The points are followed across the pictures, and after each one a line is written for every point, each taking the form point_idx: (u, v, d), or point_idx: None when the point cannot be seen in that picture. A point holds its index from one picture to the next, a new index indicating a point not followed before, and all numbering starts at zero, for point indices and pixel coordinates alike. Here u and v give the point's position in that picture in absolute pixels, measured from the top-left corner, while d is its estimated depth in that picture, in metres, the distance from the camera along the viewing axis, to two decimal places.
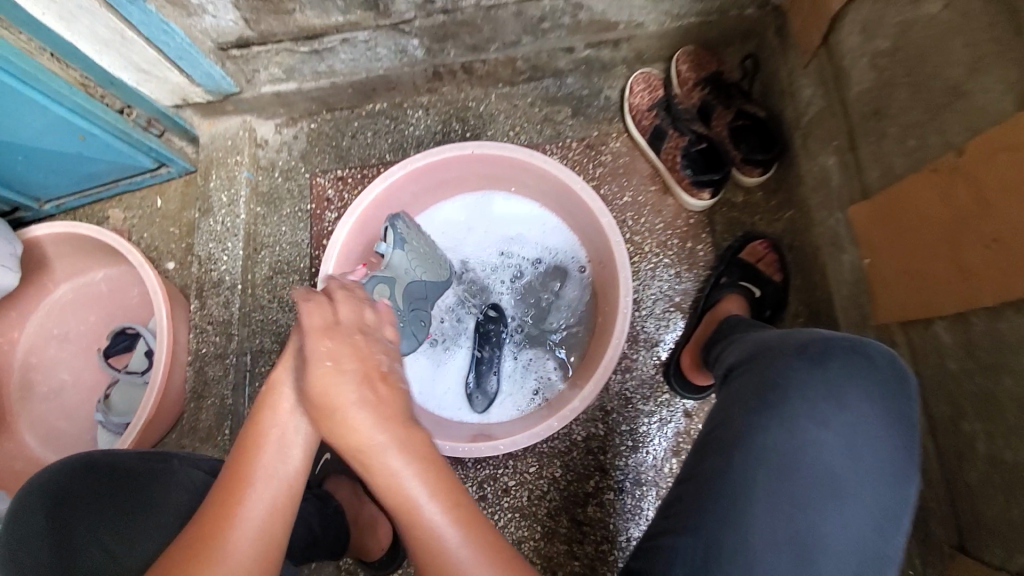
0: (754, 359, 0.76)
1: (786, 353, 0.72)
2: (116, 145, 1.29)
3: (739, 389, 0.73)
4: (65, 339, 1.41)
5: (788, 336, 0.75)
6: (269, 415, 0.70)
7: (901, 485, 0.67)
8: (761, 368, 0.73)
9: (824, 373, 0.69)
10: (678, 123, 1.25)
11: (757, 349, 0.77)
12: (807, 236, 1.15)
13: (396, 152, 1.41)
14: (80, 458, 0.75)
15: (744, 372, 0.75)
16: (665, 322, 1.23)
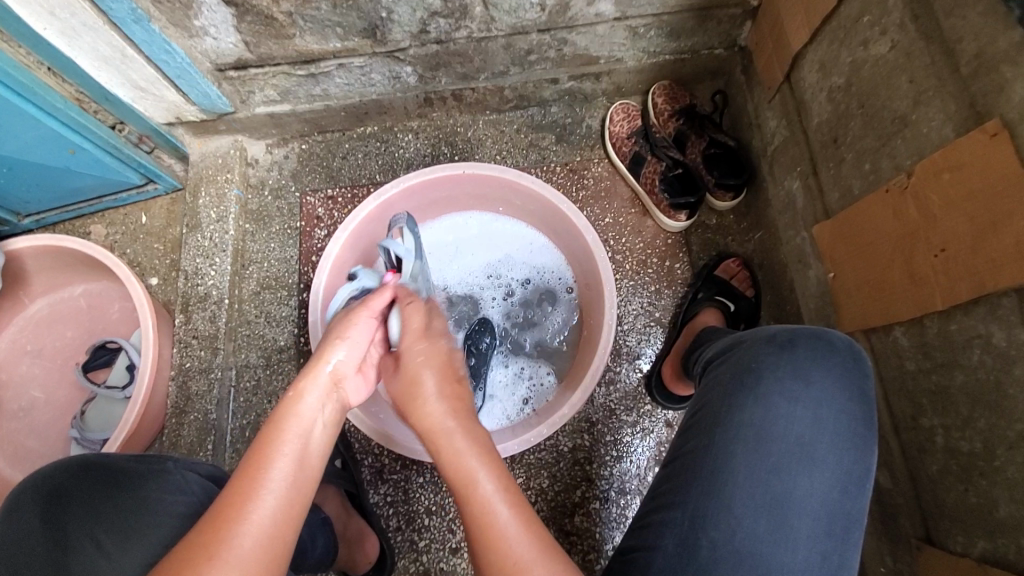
0: (731, 351, 0.82)
1: (757, 341, 0.78)
2: (105, 160, 1.30)
3: (717, 376, 0.79)
4: (40, 355, 1.37)
5: (759, 329, 0.81)
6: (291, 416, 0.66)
7: (868, 457, 0.71)
8: (737, 357, 0.78)
9: (792, 355, 0.74)
10: (656, 149, 1.32)
11: (735, 342, 0.83)
12: (776, 254, 1.24)
13: (386, 173, 1.46)
14: (77, 458, 0.74)
15: (722, 362, 0.81)
16: (646, 337, 1.29)
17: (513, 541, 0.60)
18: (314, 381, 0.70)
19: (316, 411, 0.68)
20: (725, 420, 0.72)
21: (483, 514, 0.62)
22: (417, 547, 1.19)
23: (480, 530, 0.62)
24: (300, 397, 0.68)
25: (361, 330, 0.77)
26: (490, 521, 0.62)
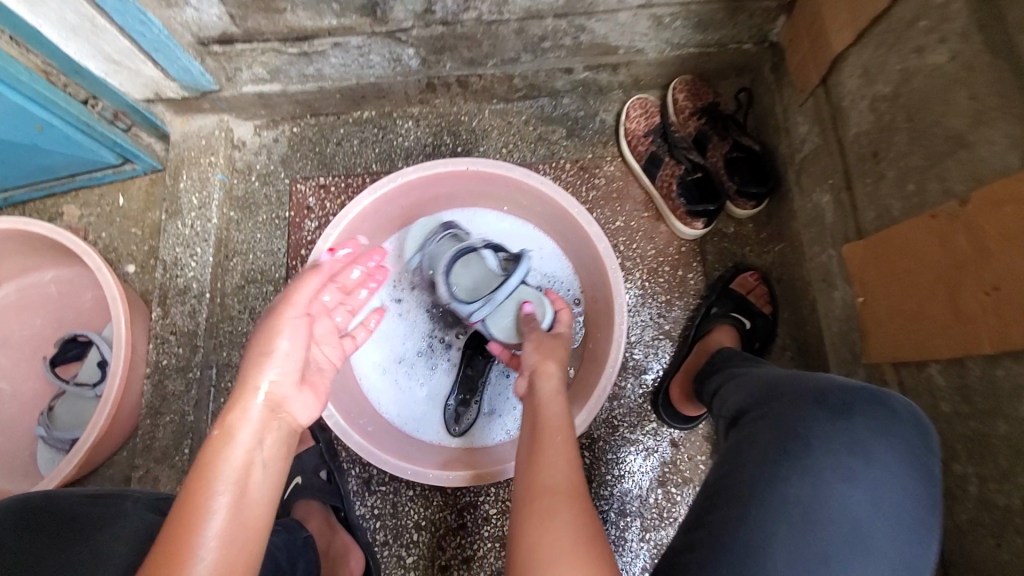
0: (768, 399, 0.74)
1: (807, 398, 0.70)
2: (77, 138, 1.19)
3: (755, 432, 0.70)
4: (5, 344, 1.28)
5: (798, 377, 0.74)
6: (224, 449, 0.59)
7: (926, 552, 0.63)
8: (777, 411, 0.71)
9: (849, 424, 0.66)
10: (674, 150, 1.24)
11: (770, 387, 0.76)
12: (798, 270, 1.16)
13: (383, 163, 1.36)
14: (17, 500, 0.65)
15: (761, 413, 0.72)
16: (653, 350, 1.22)
17: (553, 472, 0.73)
18: (245, 415, 0.61)
19: (254, 448, 0.60)
20: (768, 492, 0.63)
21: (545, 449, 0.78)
22: (405, 563, 1.12)
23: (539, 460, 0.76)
24: (233, 437, 0.60)
25: (293, 331, 0.67)
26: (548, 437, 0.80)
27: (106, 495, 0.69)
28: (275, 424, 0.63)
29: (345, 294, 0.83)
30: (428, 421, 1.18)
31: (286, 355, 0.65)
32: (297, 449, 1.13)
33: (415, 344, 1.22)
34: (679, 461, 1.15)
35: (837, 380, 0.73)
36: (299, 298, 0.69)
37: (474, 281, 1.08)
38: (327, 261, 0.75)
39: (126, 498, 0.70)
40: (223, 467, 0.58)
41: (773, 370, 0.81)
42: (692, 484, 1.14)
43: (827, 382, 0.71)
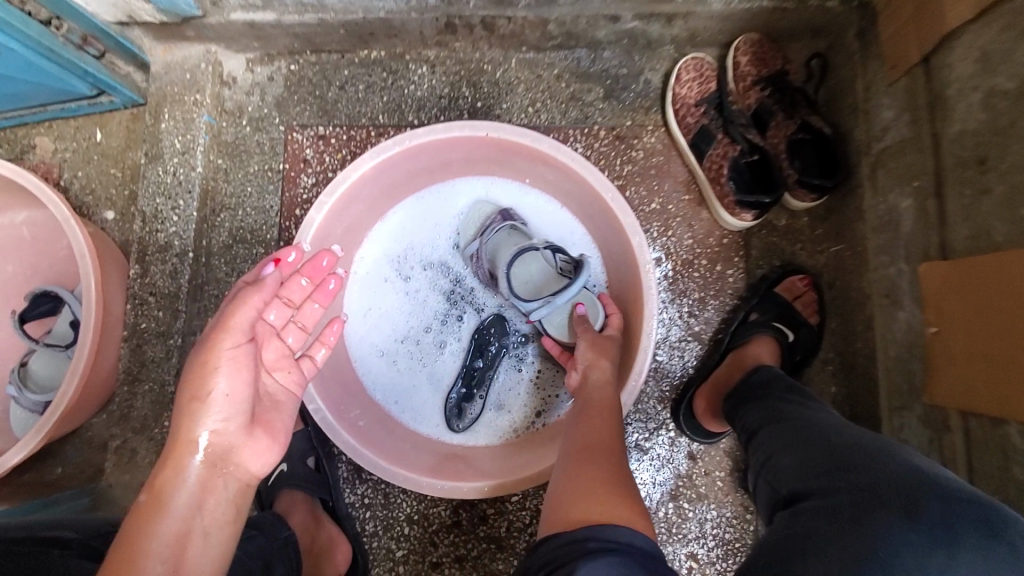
0: (835, 478, 0.58)
1: (894, 499, 0.53)
2: (42, 65, 1.03)
3: (812, 523, 0.55)
4: None
5: (867, 442, 0.60)
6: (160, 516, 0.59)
7: None
8: (845, 500, 0.55)
9: (945, 559, 0.49)
10: (730, 126, 1.08)
11: (837, 456, 0.60)
12: (855, 278, 1.02)
13: (391, 114, 1.19)
14: None
15: (827, 499, 0.56)
16: (679, 352, 1.09)
17: (593, 435, 0.78)
18: (181, 474, 0.62)
19: (190, 511, 0.60)
20: None
21: (588, 419, 0.82)
22: (394, 556, 1.06)
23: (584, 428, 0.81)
24: (163, 502, 0.60)
25: (232, 368, 0.65)
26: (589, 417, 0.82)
27: (29, 536, 0.53)
28: (218, 478, 0.63)
29: (294, 311, 0.74)
30: (426, 414, 1.06)
31: (226, 396, 0.64)
32: None
33: (416, 326, 1.08)
34: (695, 475, 1.05)
35: (926, 469, 0.56)
36: (237, 326, 0.65)
37: (532, 278, 0.99)
38: (272, 276, 0.69)
39: (54, 545, 0.54)
40: (150, 539, 0.57)
41: (839, 427, 0.66)
42: (709, 500, 1.04)
43: (919, 474, 0.55)
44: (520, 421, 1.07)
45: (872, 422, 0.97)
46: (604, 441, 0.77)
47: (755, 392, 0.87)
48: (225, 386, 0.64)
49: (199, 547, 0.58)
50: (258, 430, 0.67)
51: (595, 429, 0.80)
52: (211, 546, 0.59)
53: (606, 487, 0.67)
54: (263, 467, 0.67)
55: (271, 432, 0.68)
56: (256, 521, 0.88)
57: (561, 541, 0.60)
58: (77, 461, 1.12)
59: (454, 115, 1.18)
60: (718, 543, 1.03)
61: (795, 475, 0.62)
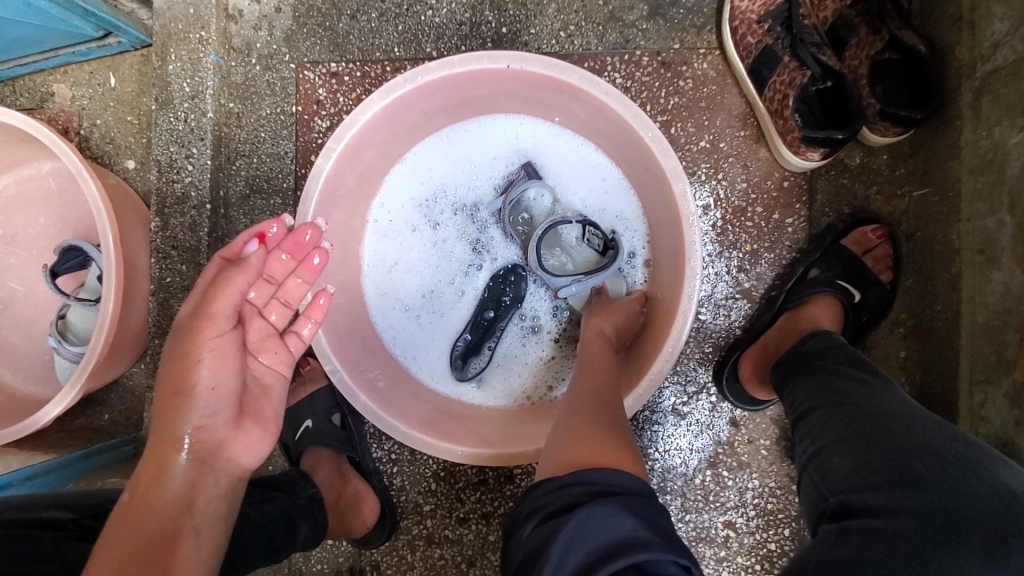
0: (900, 497, 0.52)
1: (976, 540, 0.48)
2: (40, 5, 0.93)
3: (863, 551, 0.51)
4: None
5: (940, 451, 0.55)
6: (149, 516, 0.60)
7: None
8: (911, 529, 0.50)
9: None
10: (799, 47, 0.90)
11: (904, 468, 0.54)
12: (942, 229, 0.87)
13: (407, 45, 1.07)
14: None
15: (887, 522, 0.51)
16: (725, 311, 0.98)
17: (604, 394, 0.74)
18: (168, 471, 0.63)
19: (179, 508, 0.62)
20: None
21: (584, 375, 0.79)
22: (422, 510, 1.06)
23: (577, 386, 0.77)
24: (150, 501, 0.61)
25: (216, 356, 0.66)
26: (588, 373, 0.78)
27: (26, 523, 0.61)
28: (208, 473, 0.65)
29: (276, 288, 0.74)
30: (442, 371, 1.01)
31: (213, 389, 0.65)
32: (309, 388, 1.03)
33: (435, 279, 1.02)
34: (737, 443, 0.98)
35: (1022, 497, 0.50)
36: (220, 313, 0.66)
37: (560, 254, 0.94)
38: (256, 256, 0.68)
39: (47, 528, 0.61)
40: (137, 536, 0.58)
41: (911, 427, 0.58)
42: (751, 469, 0.97)
43: (1013, 504, 0.49)
44: (536, 383, 1.01)
45: (945, 394, 0.86)
46: (598, 394, 0.73)
47: (811, 365, 0.77)
48: (211, 376, 0.65)
49: (191, 544, 0.60)
50: (248, 423, 0.70)
51: (584, 386, 0.76)
52: (201, 543, 0.61)
53: (588, 439, 0.64)
54: (253, 460, 0.69)
55: (262, 424, 0.71)
56: (283, 478, 0.88)
57: (551, 489, 0.58)
58: (122, 409, 1.14)
59: (477, 44, 1.05)
60: (759, 513, 0.97)
61: (870, 488, 0.55)
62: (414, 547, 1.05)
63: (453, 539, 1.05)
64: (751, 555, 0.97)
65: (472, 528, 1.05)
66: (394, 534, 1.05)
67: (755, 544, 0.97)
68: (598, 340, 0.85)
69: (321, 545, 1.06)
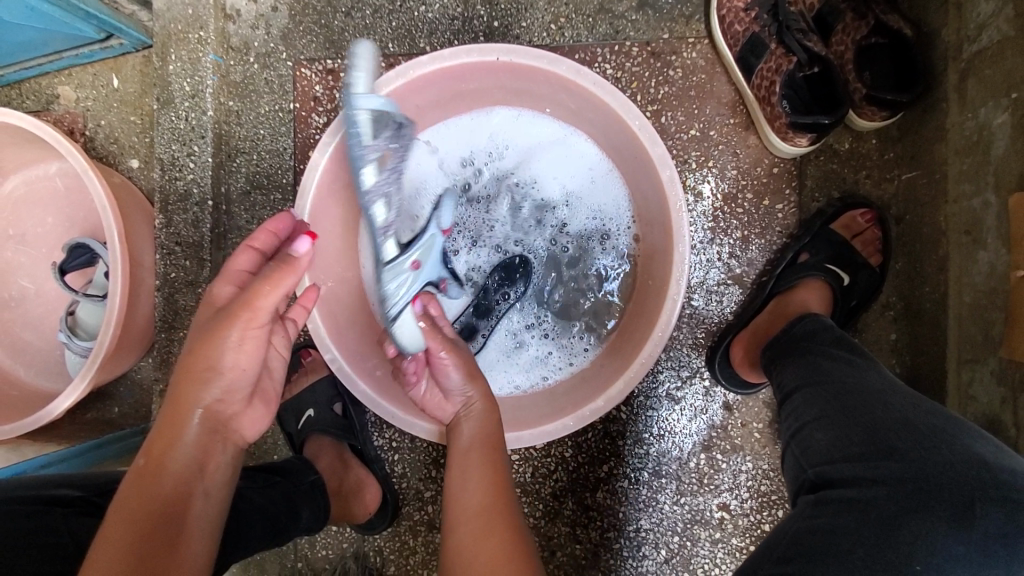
0: (874, 468, 0.54)
1: (945, 505, 0.50)
2: (42, 8, 0.95)
3: (839, 519, 0.53)
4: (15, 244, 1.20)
5: (911, 419, 0.57)
6: (161, 477, 0.62)
7: None
8: (884, 497, 0.52)
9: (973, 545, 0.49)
10: (784, 34, 0.91)
11: (879, 440, 0.56)
12: (929, 212, 0.89)
13: (401, 41, 1.09)
14: None
15: (861, 492, 0.53)
16: (717, 297, 0.99)
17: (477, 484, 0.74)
18: (179, 435, 0.64)
19: (191, 470, 0.64)
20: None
21: (467, 473, 0.76)
22: (423, 496, 1.08)
23: (457, 490, 0.75)
24: (160, 465, 0.62)
25: (248, 343, 0.68)
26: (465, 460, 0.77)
27: (34, 500, 0.64)
28: (220, 443, 0.67)
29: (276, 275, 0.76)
30: None
31: (237, 370, 0.67)
32: (310, 379, 1.06)
33: None
34: (731, 426, 0.99)
35: (991, 463, 0.51)
36: (264, 313, 0.67)
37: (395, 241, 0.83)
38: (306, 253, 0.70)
39: (57, 505, 0.65)
40: (150, 496, 0.60)
41: (889, 402, 0.60)
42: (744, 452, 0.99)
43: (982, 470, 0.51)
44: (526, 375, 1.01)
45: (934, 374, 0.87)
46: (480, 502, 0.73)
47: (800, 346, 0.78)
48: (237, 359, 0.67)
49: (200, 505, 0.63)
50: (257, 402, 0.73)
51: (469, 488, 0.74)
52: (209, 504, 0.64)
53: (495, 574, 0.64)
54: (254, 434, 0.73)
55: (267, 402, 0.75)
56: (285, 465, 0.90)
57: None
58: (131, 402, 1.17)
59: (469, 38, 1.06)
60: (753, 495, 0.99)
61: (847, 459, 0.57)
62: (416, 533, 1.08)
63: None
64: (746, 537, 0.99)
65: None
66: (396, 520, 1.08)
67: (750, 526, 0.99)
68: (477, 403, 0.82)
69: (325, 531, 1.09)
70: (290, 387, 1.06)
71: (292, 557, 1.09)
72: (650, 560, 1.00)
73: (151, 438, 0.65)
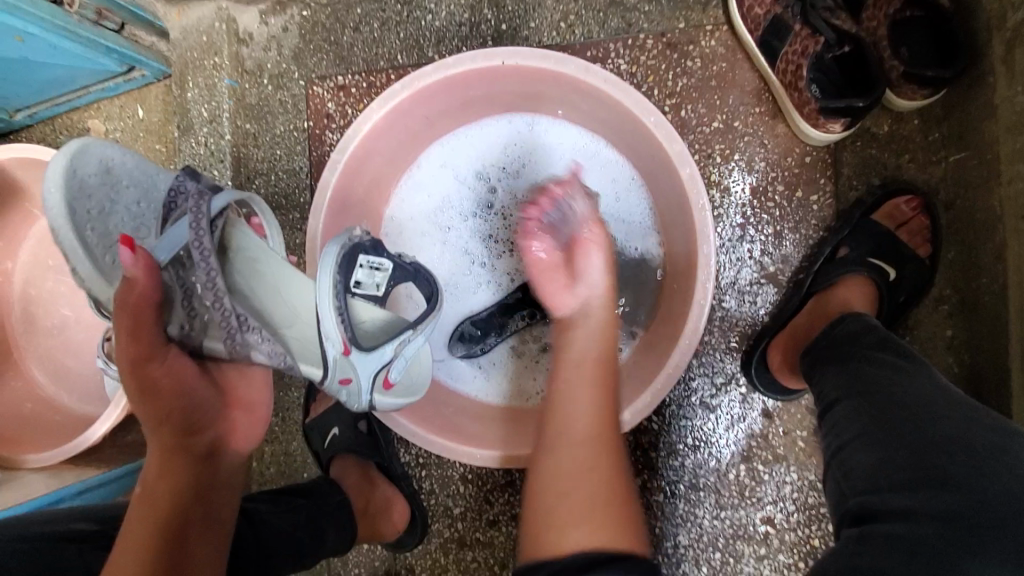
0: (924, 497, 0.49)
1: (1005, 545, 0.45)
2: (64, 46, 0.98)
3: (885, 557, 0.47)
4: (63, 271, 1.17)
5: (966, 441, 0.51)
6: (154, 501, 0.59)
7: None
8: (935, 534, 0.46)
9: None
10: (809, 13, 0.84)
11: (929, 463, 0.51)
12: (984, 194, 0.81)
13: (410, 52, 1.07)
14: None
15: (910, 527, 0.48)
16: (751, 297, 0.93)
17: (574, 405, 0.66)
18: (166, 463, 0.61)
19: (184, 492, 0.60)
20: None
21: (573, 390, 0.67)
22: (452, 513, 1.06)
23: (567, 407, 0.66)
24: (152, 492, 0.59)
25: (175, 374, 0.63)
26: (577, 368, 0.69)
27: (52, 534, 0.64)
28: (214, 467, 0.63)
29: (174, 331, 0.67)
30: (460, 369, 1.00)
31: (187, 405, 0.63)
32: (334, 397, 1.05)
33: (447, 272, 1.01)
34: (772, 435, 0.93)
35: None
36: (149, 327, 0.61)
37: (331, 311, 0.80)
38: (135, 261, 0.59)
39: (71, 541, 0.65)
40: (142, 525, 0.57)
41: (939, 418, 0.54)
42: (788, 462, 0.93)
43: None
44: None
45: (996, 374, 0.79)
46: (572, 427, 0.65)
47: (844, 348, 0.72)
48: (170, 383, 0.62)
49: (199, 528, 0.59)
50: (239, 412, 0.69)
51: (578, 406, 0.66)
52: (208, 526, 0.60)
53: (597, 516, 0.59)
54: (252, 441, 0.69)
55: (252, 410, 0.71)
56: (307, 488, 0.88)
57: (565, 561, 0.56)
58: None
59: (477, 44, 1.04)
60: (800, 508, 0.92)
61: (897, 492, 0.51)
62: (447, 550, 1.06)
63: (484, 541, 1.05)
64: (794, 552, 0.93)
65: (502, 529, 1.04)
66: (426, 537, 1.06)
67: (797, 540, 0.93)
68: (596, 307, 0.75)
69: (357, 549, 1.08)
70: (316, 406, 1.06)
71: None
72: None
73: (140, 480, 0.62)
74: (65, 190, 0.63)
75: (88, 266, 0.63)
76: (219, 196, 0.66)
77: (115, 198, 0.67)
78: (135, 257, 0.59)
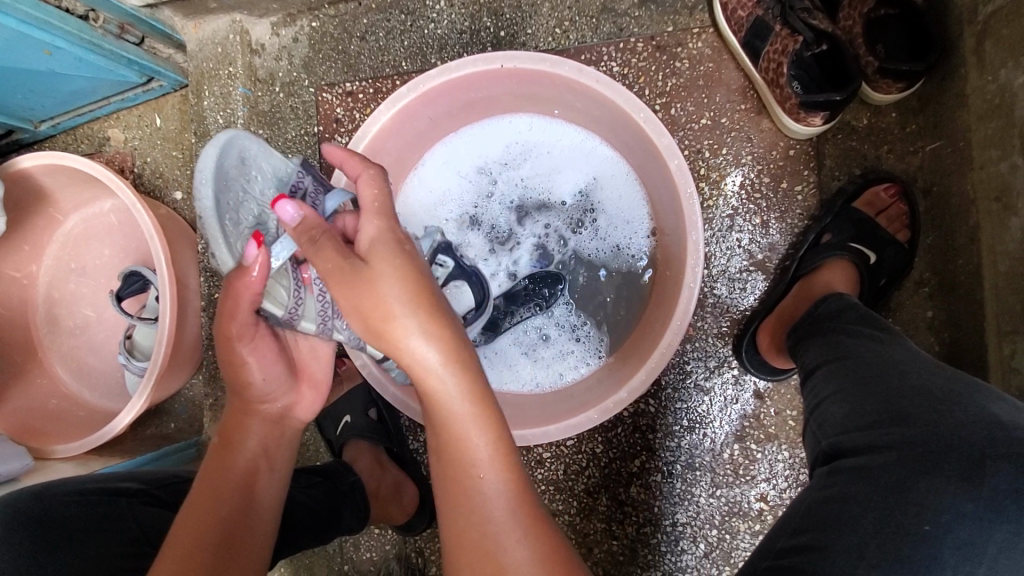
0: (885, 434, 0.56)
1: (954, 465, 0.51)
2: (89, 58, 1.04)
3: (848, 487, 0.55)
4: (84, 274, 1.22)
5: (925, 387, 0.57)
6: (231, 453, 0.69)
7: None
8: (895, 461, 0.53)
9: (978, 508, 0.50)
10: (788, 14, 0.90)
11: (892, 406, 0.57)
12: (959, 180, 0.86)
13: (414, 59, 1.13)
14: (29, 491, 0.69)
15: (871, 458, 0.55)
16: (741, 285, 0.98)
17: (475, 447, 0.58)
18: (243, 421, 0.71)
19: (257, 452, 0.70)
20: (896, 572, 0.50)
21: (469, 442, 0.58)
22: None
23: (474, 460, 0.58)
24: (233, 444, 0.70)
25: (257, 346, 0.71)
26: (455, 422, 0.58)
27: (102, 490, 0.71)
28: (275, 432, 0.73)
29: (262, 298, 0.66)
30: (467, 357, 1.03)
31: (263, 375, 0.72)
32: (346, 387, 1.10)
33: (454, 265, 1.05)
34: (764, 415, 0.97)
35: (1008, 423, 0.52)
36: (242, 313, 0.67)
37: None
38: (259, 255, 0.60)
39: (121, 495, 0.72)
40: (224, 472, 0.67)
41: (906, 370, 0.60)
42: (780, 441, 0.97)
43: (994, 429, 0.51)
44: (547, 373, 1.02)
45: (973, 349, 0.83)
46: (484, 510, 0.57)
47: (825, 325, 0.77)
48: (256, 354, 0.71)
49: (265, 481, 0.69)
50: (303, 386, 0.77)
51: (478, 455, 0.58)
52: (272, 480, 0.70)
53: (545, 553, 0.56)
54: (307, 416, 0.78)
55: (315, 386, 0.79)
56: (323, 470, 0.93)
57: None
58: (185, 417, 1.23)
59: (478, 50, 1.10)
60: (792, 484, 0.96)
61: (858, 433, 0.59)
62: None
63: None
64: None
65: None
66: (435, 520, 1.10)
67: None
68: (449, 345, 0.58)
69: (369, 534, 1.12)
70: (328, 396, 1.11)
71: (340, 559, 1.13)
72: (689, 554, 0.99)
73: (219, 435, 0.72)
74: (214, 179, 0.61)
75: (227, 252, 0.62)
76: (332, 195, 0.70)
77: (242, 186, 0.65)
78: (259, 254, 0.60)
